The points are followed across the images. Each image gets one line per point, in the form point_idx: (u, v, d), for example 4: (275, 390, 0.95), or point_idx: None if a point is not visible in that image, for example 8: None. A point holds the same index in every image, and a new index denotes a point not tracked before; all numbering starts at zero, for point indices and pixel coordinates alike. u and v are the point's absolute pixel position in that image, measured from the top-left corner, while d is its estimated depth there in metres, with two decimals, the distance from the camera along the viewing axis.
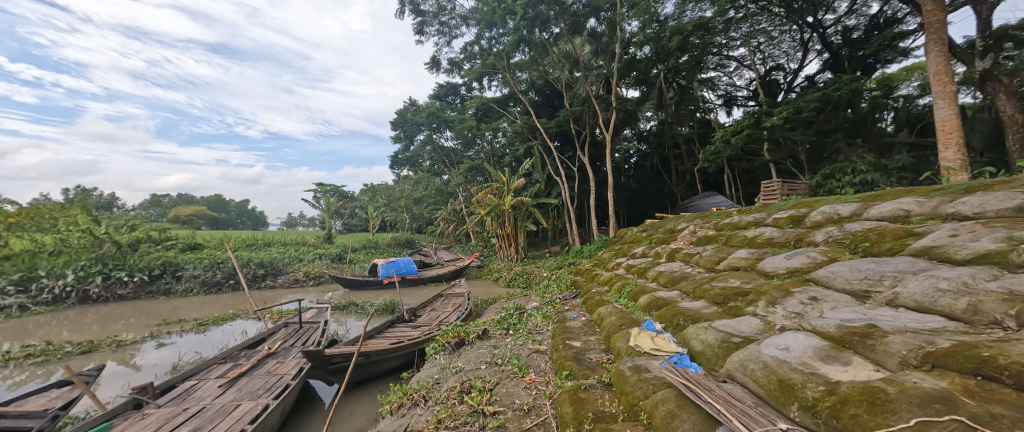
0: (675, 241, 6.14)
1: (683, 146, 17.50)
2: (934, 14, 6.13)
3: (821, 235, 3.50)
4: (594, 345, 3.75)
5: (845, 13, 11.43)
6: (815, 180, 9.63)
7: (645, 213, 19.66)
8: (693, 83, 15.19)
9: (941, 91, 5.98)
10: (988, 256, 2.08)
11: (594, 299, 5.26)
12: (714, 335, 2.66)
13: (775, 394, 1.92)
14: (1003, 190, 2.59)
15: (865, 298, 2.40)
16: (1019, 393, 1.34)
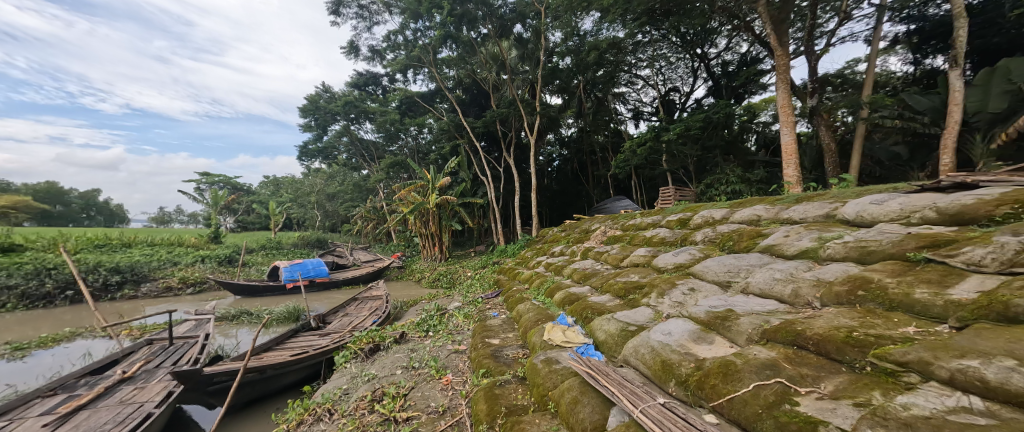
0: (588, 240, 6.66)
1: (598, 153, 18.98)
2: (782, 58, 7.63)
3: (700, 235, 4.12)
4: (512, 342, 3.87)
5: (725, 49, 13.56)
6: (700, 188, 11.25)
7: (564, 214, 20.85)
8: (608, 95, 16.51)
9: (785, 121, 7.48)
10: (807, 252, 2.68)
11: (515, 296, 5.42)
12: (615, 325, 2.94)
13: (658, 374, 2.21)
14: (821, 200, 3.34)
15: (728, 286, 2.89)
16: (818, 357, 1.76)
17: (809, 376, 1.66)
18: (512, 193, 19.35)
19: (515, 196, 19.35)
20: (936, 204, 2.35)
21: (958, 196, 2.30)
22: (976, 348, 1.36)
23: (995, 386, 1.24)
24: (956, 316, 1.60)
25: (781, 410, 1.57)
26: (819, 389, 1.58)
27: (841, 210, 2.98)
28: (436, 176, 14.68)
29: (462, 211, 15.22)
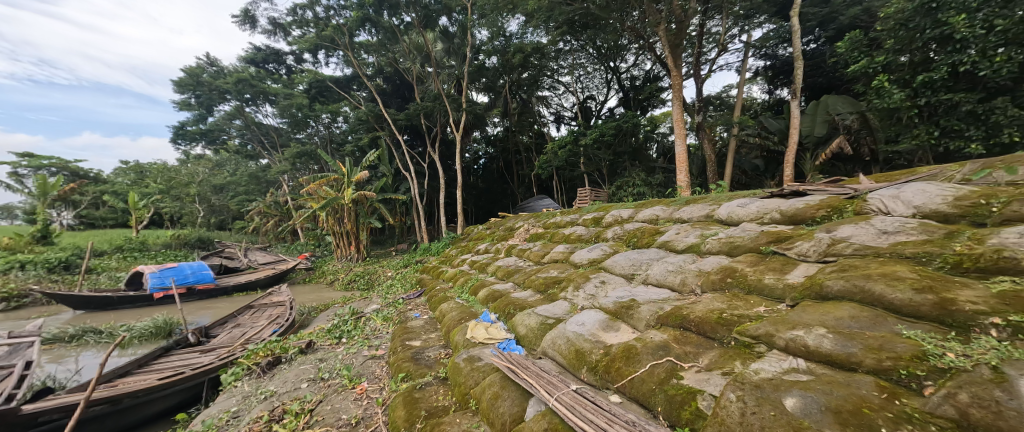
0: (512, 237, 6.83)
1: (523, 153, 19.54)
2: (677, 78, 8.72)
3: (611, 232, 4.52)
4: (434, 343, 3.79)
5: (633, 65, 15.01)
6: (611, 189, 12.30)
7: (489, 212, 21.03)
8: (532, 98, 17.05)
9: (679, 133, 8.56)
10: (693, 247, 3.12)
11: (438, 296, 5.31)
12: (535, 320, 3.08)
13: (572, 362, 2.37)
14: (704, 202, 3.92)
15: (632, 278, 3.22)
16: (697, 336, 2.08)
17: (690, 353, 1.94)
18: (436, 190, 18.88)
19: (440, 193, 18.91)
20: (781, 208, 2.94)
21: (794, 202, 2.91)
22: (802, 321, 1.75)
23: (813, 349, 1.60)
24: (791, 295, 2.03)
25: (670, 384, 1.81)
26: (697, 363, 1.87)
27: (718, 211, 3.54)
28: (352, 170, 13.63)
29: (382, 207, 14.39)
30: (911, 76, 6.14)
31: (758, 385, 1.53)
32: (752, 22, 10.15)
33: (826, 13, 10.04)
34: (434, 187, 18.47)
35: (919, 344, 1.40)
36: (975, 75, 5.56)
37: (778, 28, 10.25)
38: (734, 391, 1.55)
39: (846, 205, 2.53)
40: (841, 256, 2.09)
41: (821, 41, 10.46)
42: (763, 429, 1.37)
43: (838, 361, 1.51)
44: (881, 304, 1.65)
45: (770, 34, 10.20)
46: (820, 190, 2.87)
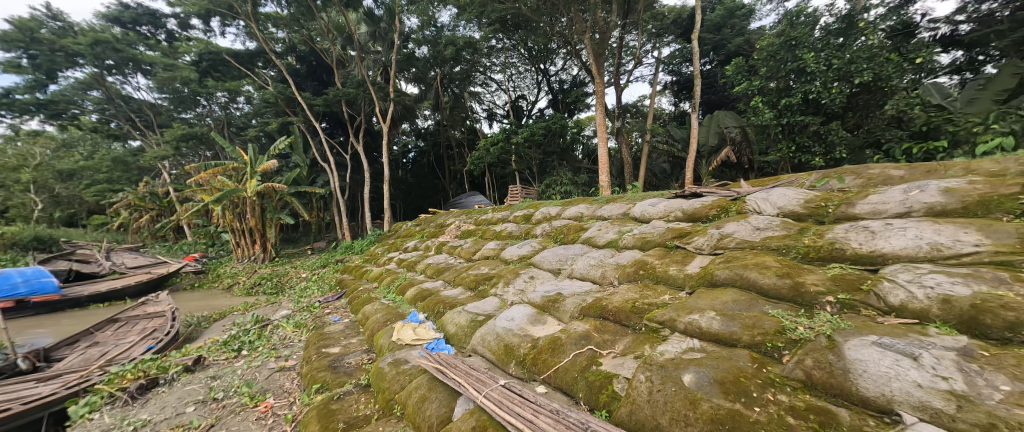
0: (442, 234, 6.70)
1: (454, 148, 19.21)
2: (599, 83, 9.30)
3: (540, 229, 4.68)
4: (355, 348, 3.55)
5: (561, 69, 15.69)
6: (541, 187, 12.71)
7: (420, 208, 20.35)
8: (464, 93, 16.90)
9: (601, 136, 9.13)
10: (612, 242, 3.38)
11: (361, 297, 4.99)
12: (464, 317, 3.06)
13: (500, 357, 2.41)
14: (622, 201, 4.26)
15: (558, 273, 3.37)
16: (614, 324, 2.26)
17: (608, 341, 2.11)
18: (359, 184, 17.68)
19: (364, 187, 17.75)
20: (683, 207, 3.31)
21: (693, 202, 3.31)
22: (698, 307, 2.00)
23: (706, 330, 1.84)
24: (691, 284, 2.31)
25: (590, 371, 1.94)
26: (614, 350, 2.03)
27: (633, 209, 3.87)
28: (257, 159, 12.17)
29: (294, 202, 13.03)
30: (777, 100, 7.28)
31: (663, 365, 1.71)
32: (662, 40, 11.34)
33: (718, 39, 11.64)
34: (358, 182, 17.31)
35: (782, 321, 1.69)
36: (819, 102, 6.64)
37: (682, 48, 11.61)
38: (643, 372, 1.71)
39: (732, 205, 2.94)
40: (728, 248, 2.43)
41: (715, 63, 12.09)
42: (666, 403, 1.54)
43: (724, 339, 1.75)
44: (756, 289, 1.97)
45: (676, 52, 11.51)
46: (713, 192, 3.31)
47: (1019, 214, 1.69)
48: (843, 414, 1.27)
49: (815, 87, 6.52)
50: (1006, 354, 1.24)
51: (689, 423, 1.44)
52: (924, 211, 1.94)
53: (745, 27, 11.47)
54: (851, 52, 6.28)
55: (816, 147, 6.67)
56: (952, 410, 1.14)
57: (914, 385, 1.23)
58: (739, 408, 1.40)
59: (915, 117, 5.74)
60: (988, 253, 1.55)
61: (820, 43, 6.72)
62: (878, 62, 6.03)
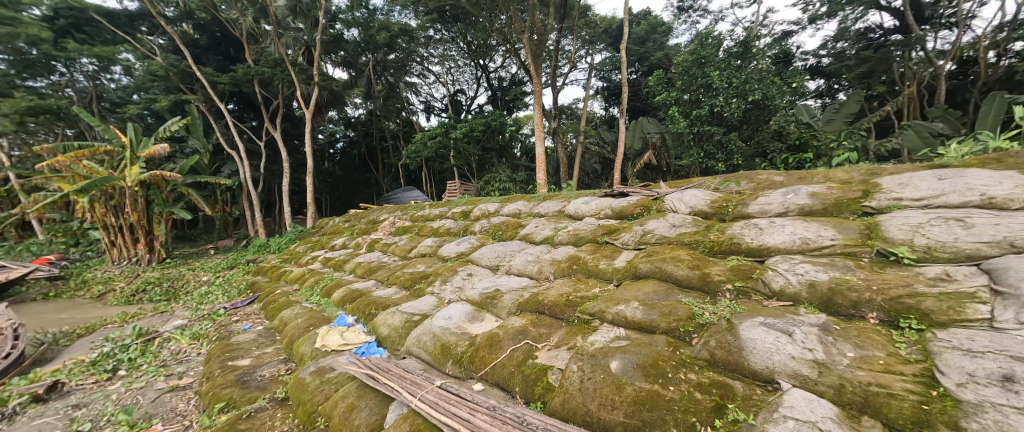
0: (375, 231, 6.39)
1: (389, 141, 18.26)
2: (537, 81, 9.43)
3: (478, 226, 4.68)
4: (270, 358, 3.23)
5: (500, 66, 15.79)
6: (479, 183, 12.69)
7: (350, 203, 19.09)
8: (399, 84, 16.20)
9: (539, 135, 9.33)
10: (548, 239, 3.51)
11: (278, 302, 4.54)
12: (399, 318, 2.96)
13: (437, 357, 2.38)
14: (558, 199, 4.43)
15: (496, 269, 3.41)
16: (548, 318, 2.36)
17: (543, 334, 2.20)
18: (277, 176, 16.01)
19: (283, 179, 16.09)
20: (612, 205, 3.55)
21: (621, 201, 3.56)
22: (624, 298, 2.17)
23: (631, 319, 2.01)
24: (618, 276, 2.49)
25: (526, 364, 2.00)
26: (548, 343, 2.12)
27: (568, 206, 4.04)
28: (141, 141, 10.09)
29: (190, 192, 11.21)
30: (689, 111, 8.19)
31: (593, 355, 1.83)
32: (594, 47, 12.00)
33: (642, 51, 12.67)
34: (276, 174, 15.67)
35: (692, 308, 1.91)
36: (722, 115, 7.60)
37: (612, 56, 12.41)
38: (576, 363, 1.81)
39: (653, 204, 3.23)
40: (649, 244, 2.67)
41: (640, 73, 13.12)
42: (595, 390, 1.65)
43: (645, 326, 1.93)
44: (672, 280, 2.19)
45: (607, 60, 12.25)
46: (638, 191, 3.59)
47: (861, 213, 2.10)
48: (738, 386, 1.47)
49: (719, 101, 7.41)
50: (852, 326, 1.54)
51: (614, 406, 1.56)
52: (796, 211, 2.32)
53: (665, 43, 12.66)
54: (746, 73, 7.30)
55: (719, 154, 7.60)
56: (815, 375, 1.38)
57: (789, 357, 1.47)
58: (657, 389, 1.55)
59: (790, 132, 6.67)
60: (840, 245, 1.92)
61: (723, 63, 7.59)
62: (766, 83, 7.11)
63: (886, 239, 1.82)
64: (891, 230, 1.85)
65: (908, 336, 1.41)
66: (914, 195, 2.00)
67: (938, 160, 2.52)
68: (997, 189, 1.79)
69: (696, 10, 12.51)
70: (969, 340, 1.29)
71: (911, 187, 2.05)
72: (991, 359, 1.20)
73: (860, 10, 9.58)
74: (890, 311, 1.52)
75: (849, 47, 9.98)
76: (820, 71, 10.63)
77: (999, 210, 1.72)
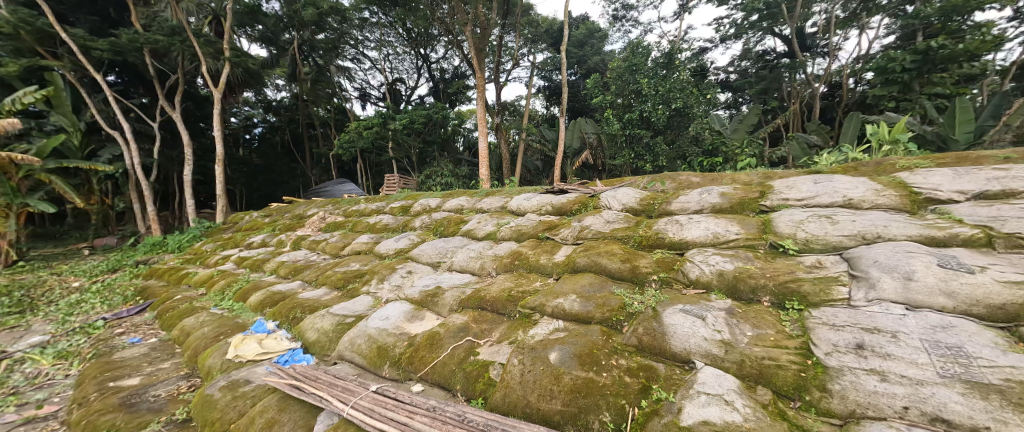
0: (301, 227, 5.92)
1: (318, 128, 16.70)
2: (480, 73, 9.20)
3: (418, 221, 4.57)
4: (166, 376, 2.62)
5: (442, 58, 15.46)
6: (420, 178, 12.27)
7: (272, 195, 17.11)
8: (330, 67, 14.94)
9: (482, 131, 9.26)
10: (491, 234, 3.53)
11: (177, 309, 3.79)
12: (330, 321, 2.76)
13: (373, 360, 2.27)
14: (500, 195, 4.48)
15: (437, 266, 3.36)
16: (490, 314, 2.39)
17: (485, 330, 2.22)
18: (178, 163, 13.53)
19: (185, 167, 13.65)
20: (552, 202, 3.67)
21: (560, 197, 3.70)
22: (562, 291, 2.27)
23: (568, 311, 2.11)
24: (557, 270, 2.60)
25: (467, 361, 2.00)
26: (490, 338, 2.15)
27: (510, 202, 4.10)
28: None
29: (53, 180, 8.55)
30: (622, 114, 8.70)
31: (533, 348, 1.89)
32: (536, 46, 12.21)
33: (581, 54, 13.20)
34: (177, 161, 13.13)
35: (624, 299, 2.06)
36: (650, 121, 8.24)
37: (552, 57, 12.74)
38: (516, 357, 1.86)
39: (590, 201, 3.40)
40: (586, 239, 2.81)
41: (578, 75, 13.64)
42: (535, 382, 1.70)
43: (581, 317, 2.04)
44: (606, 272, 2.34)
45: (548, 60, 12.56)
46: (576, 189, 3.75)
47: (758, 211, 2.42)
48: (661, 368, 1.62)
49: (648, 107, 8.03)
50: (751, 309, 1.78)
51: (553, 396, 1.62)
52: (709, 209, 2.61)
53: (601, 48, 13.33)
54: (670, 83, 8.02)
55: (647, 155, 8.18)
56: (722, 353, 1.57)
57: (702, 339, 1.65)
58: (591, 376, 1.65)
59: (705, 139, 7.73)
60: (743, 239, 2.19)
61: (652, 72, 8.29)
62: (687, 93, 7.94)
63: (777, 233, 2.13)
64: (781, 225, 2.16)
65: (792, 315, 1.67)
66: (796, 196, 2.36)
67: (812, 167, 3.02)
68: (855, 193, 2.19)
69: (629, 20, 13.31)
70: (833, 316, 1.56)
71: (796, 189, 2.42)
72: (848, 331, 1.47)
73: (761, 34, 10.94)
74: (779, 294, 1.78)
75: (750, 65, 11.32)
76: (729, 85, 11.95)
77: (854, 209, 2.10)
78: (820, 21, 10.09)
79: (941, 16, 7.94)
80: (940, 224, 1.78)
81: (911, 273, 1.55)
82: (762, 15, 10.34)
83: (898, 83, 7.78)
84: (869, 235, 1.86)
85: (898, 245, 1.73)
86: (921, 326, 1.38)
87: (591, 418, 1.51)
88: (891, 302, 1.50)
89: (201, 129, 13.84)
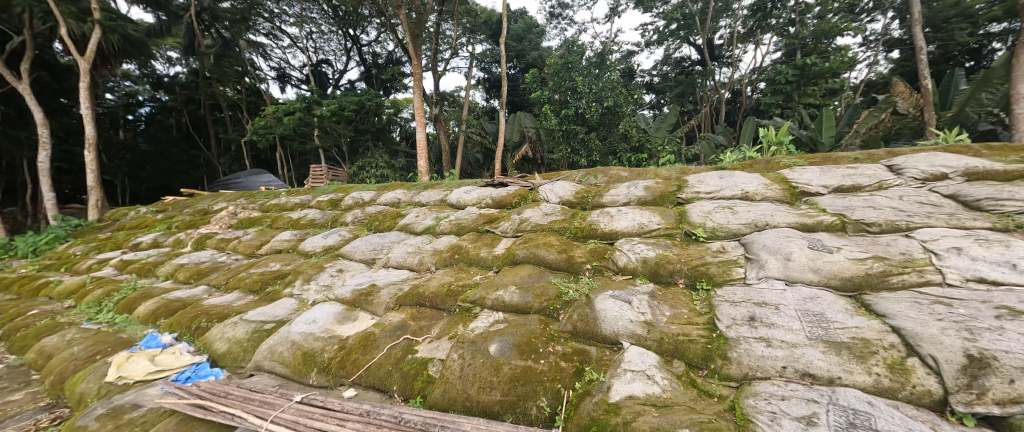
0: (205, 224, 5.23)
1: (226, 112, 14.72)
2: (416, 59, 8.77)
3: (350, 216, 4.30)
4: (17, 410, 2.14)
5: (374, 41, 14.57)
6: (352, 170, 11.49)
7: (166, 188, 14.63)
8: (237, 41, 13.16)
9: (420, 121, 8.89)
10: (429, 228, 3.46)
11: (33, 327, 3.11)
12: (243, 329, 2.49)
13: (297, 368, 2.08)
14: (439, 188, 4.39)
15: (372, 263, 3.21)
16: (429, 309, 2.35)
17: (423, 327, 2.18)
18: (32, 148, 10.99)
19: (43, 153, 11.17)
20: (492, 195, 3.70)
21: (500, 191, 3.74)
22: (503, 283, 2.32)
23: (508, 302, 2.16)
24: (497, 263, 2.63)
25: (405, 361, 1.95)
26: (429, 335, 2.11)
27: (450, 196, 4.04)
28: None
29: None
30: (558, 109, 9.00)
31: (473, 341, 1.91)
32: (474, 37, 12.03)
33: (520, 48, 13.33)
34: (26, 145, 10.63)
35: (560, 288, 2.17)
36: (584, 117, 8.64)
37: (491, 49, 12.69)
38: (456, 351, 1.86)
39: (528, 194, 3.49)
40: (525, 231, 2.89)
41: (517, 69, 13.81)
42: (475, 375, 1.71)
43: (521, 308, 2.10)
44: (544, 263, 2.43)
45: (487, 51, 12.48)
46: (515, 182, 3.81)
47: (676, 203, 2.69)
48: (593, 351, 1.74)
49: (583, 104, 8.44)
50: (669, 291, 1.98)
51: (492, 387, 1.65)
52: (636, 201, 2.84)
53: (539, 44, 13.57)
54: (602, 82, 8.53)
55: (582, 150, 8.59)
56: (645, 333, 1.73)
57: (629, 321, 1.80)
58: (530, 364, 1.71)
59: (632, 136, 8.27)
60: (663, 228, 2.43)
61: (585, 71, 8.71)
62: (616, 92, 8.47)
63: (690, 223, 2.38)
64: (693, 215, 2.43)
65: (701, 295, 1.89)
66: (706, 189, 2.66)
67: (719, 163, 3.41)
68: (750, 187, 2.53)
69: (565, 19, 13.74)
70: (733, 294, 1.81)
71: (705, 184, 2.73)
72: (743, 306, 1.71)
73: (679, 42, 12.04)
74: (691, 276, 2.01)
75: (670, 70, 12.40)
76: (653, 87, 12.97)
77: (749, 200, 2.44)
78: (726, 34, 11.36)
79: (814, 38, 9.40)
80: (810, 213, 2.14)
81: (789, 255, 1.85)
82: (680, 25, 11.36)
83: (783, 93, 9.05)
84: (760, 223, 2.18)
85: (781, 231, 2.05)
86: (795, 298, 1.66)
87: (530, 404, 1.56)
88: (774, 279, 1.79)
89: (61, 106, 11.34)
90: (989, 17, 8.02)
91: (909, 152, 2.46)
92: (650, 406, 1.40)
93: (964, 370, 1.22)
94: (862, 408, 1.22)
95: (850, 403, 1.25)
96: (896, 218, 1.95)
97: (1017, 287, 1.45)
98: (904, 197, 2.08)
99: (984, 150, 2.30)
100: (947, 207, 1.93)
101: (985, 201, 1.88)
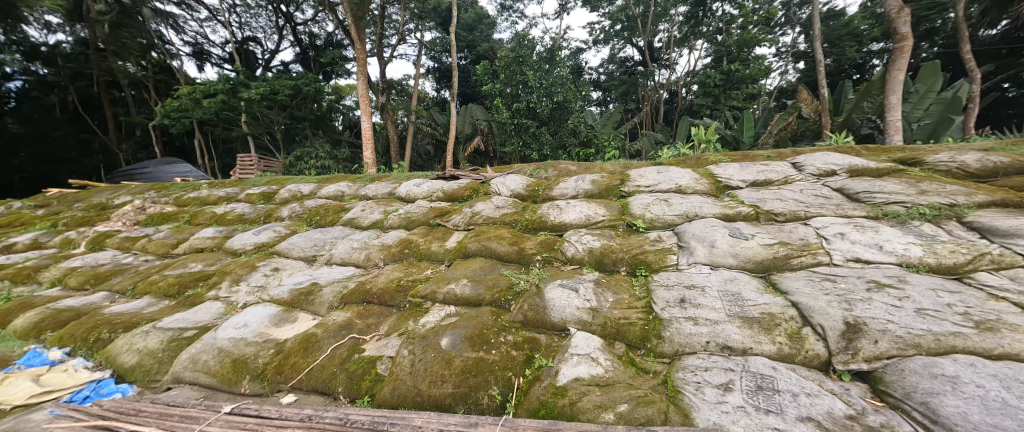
0: (104, 221, 4.55)
1: (129, 91, 12.76)
2: (360, 43, 8.27)
3: (286, 211, 4.00)
4: None
5: (311, 20, 13.47)
6: (288, 160, 10.57)
7: (48, 178, 12.27)
8: (141, 9, 11.42)
9: (364, 110, 8.37)
10: (377, 223, 3.33)
11: None
12: (157, 339, 2.23)
13: (226, 377, 1.91)
14: (386, 181, 4.23)
15: (313, 260, 3.02)
16: (377, 307, 2.28)
17: (371, 325, 2.12)
18: None
19: None
20: (443, 188, 3.65)
21: (451, 183, 3.70)
22: (454, 276, 2.33)
23: (459, 296, 2.17)
24: (449, 257, 2.62)
25: (350, 361, 1.88)
26: (378, 333, 2.06)
27: (399, 189, 3.90)
28: None
29: None
30: (510, 103, 9.05)
31: (423, 336, 1.89)
32: (423, 24, 11.60)
33: (470, 39, 13.12)
34: None
35: (512, 279, 2.23)
36: (534, 110, 8.77)
37: (441, 37, 12.33)
38: (407, 347, 1.84)
39: (480, 187, 3.49)
40: (477, 224, 2.90)
41: (468, 60, 13.65)
42: (425, 369, 1.71)
43: (472, 301, 2.12)
44: (496, 256, 2.47)
45: (436, 40, 12.09)
46: (467, 175, 3.80)
47: (619, 196, 2.86)
48: (542, 338, 1.81)
49: (534, 98, 8.59)
50: (613, 278, 2.11)
51: (444, 380, 1.65)
52: (583, 194, 2.98)
53: (489, 36, 13.42)
54: (551, 78, 8.74)
55: (533, 144, 8.73)
56: (590, 318, 1.84)
57: (575, 309, 1.89)
58: (481, 355, 1.74)
59: (581, 131, 8.59)
60: (607, 220, 2.58)
61: (535, 65, 8.81)
62: (564, 88, 8.73)
63: (632, 214, 2.55)
64: (634, 207, 2.60)
65: (640, 280, 2.05)
66: (646, 183, 2.87)
67: (656, 159, 3.65)
68: (683, 181, 2.78)
69: (515, 12, 13.74)
70: (667, 279, 1.99)
71: (645, 178, 2.94)
72: (675, 289, 1.89)
73: (623, 42, 12.63)
74: (632, 264, 2.16)
75: (615, 69, 13.02)
76: (599, 84, 13.55)
77: (682, 193, 2.66)
78: (664, 38, 12.09)
79: (738, 47, 10.36)
80: (732, 206, 2.39)
81: (713, 242, 2.07)
82: (624, 26, 11.92)
83: (712, 96, 9.89)
84: (691, 214, 2.40)
85: (707, 221, 2.28)
86: (718, 280, 1.87)
87: (481, 394, 1.59)
88: (701, 264, 2.00)
89: None
90: (871, 37, 9.43)
91: (809, 152, 2.84)
92: (594, 386, 1.50)
93: (843, 335, 1.46)
94: (768, 372, 1.42)
95: (758, 369, 1.44)
96: (798, 209, 2.25)
97: (883, 265, 1.76)
98: (803, 191, 2.41)
99: (863, 151, 2.72)
100: (835, 200, 2.27)
101: (862, 193, 2.24)
